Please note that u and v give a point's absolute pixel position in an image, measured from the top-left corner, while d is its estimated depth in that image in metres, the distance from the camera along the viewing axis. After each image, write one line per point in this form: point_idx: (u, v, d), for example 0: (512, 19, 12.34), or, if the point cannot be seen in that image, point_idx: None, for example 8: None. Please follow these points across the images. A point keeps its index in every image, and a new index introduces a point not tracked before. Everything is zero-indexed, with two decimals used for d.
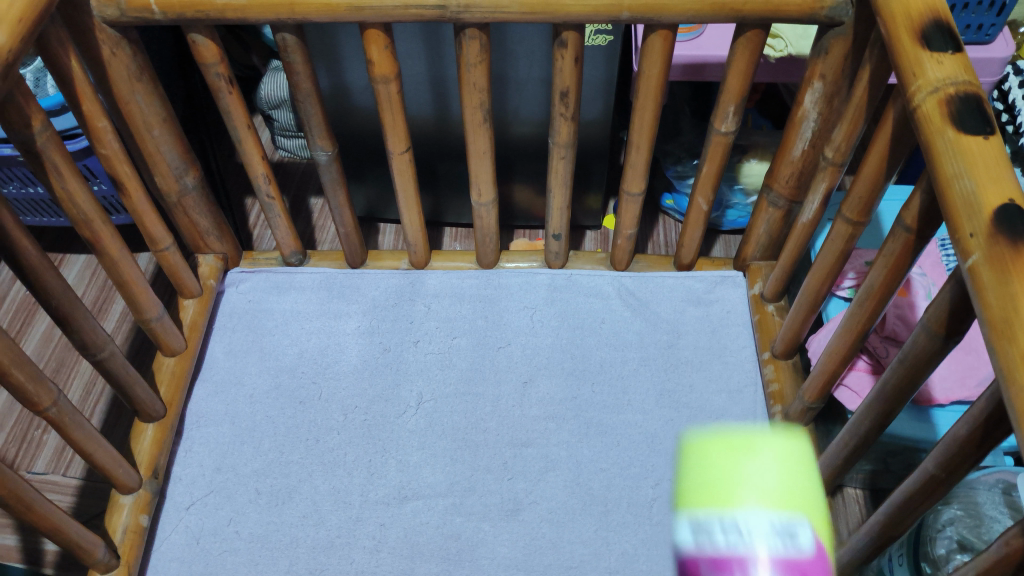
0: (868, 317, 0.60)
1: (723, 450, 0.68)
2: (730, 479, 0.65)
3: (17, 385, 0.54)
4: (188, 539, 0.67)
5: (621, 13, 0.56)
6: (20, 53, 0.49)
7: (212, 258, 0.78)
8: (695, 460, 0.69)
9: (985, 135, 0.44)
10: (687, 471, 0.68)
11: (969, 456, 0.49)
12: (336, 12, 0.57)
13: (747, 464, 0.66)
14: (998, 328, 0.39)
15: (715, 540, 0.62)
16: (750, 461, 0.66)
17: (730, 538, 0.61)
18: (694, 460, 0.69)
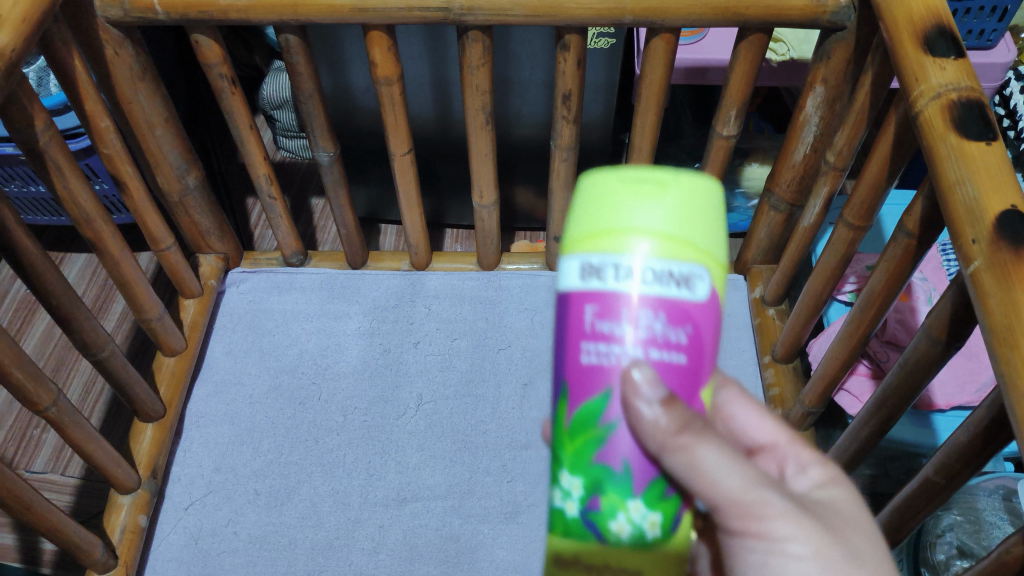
0: (869, 323, 0.60)
1: (624, 189, 0.36)
2: (629, 205, 0.35)
3: (18, 384, 0.54)
4: (186, 540, 0.66)
5: (625, 16, 0.56)
6: (23, 52, 0.49)
7: (213, 258, 0.78)
8: (596, 181, 0.37)
9: (987, 141, 0.44)
10: (577, 205, 0.37)
11: (968, 464, 0.50)
12: (340, 13, 0.56)
13: (663, 203, 0.35)
14: (999, 334, 0.39)
15: (592, 273, 0.35)
16: (674, 197, 0.35)
17: (621, 280, 0.34)
18: (589, 191, 0.37)
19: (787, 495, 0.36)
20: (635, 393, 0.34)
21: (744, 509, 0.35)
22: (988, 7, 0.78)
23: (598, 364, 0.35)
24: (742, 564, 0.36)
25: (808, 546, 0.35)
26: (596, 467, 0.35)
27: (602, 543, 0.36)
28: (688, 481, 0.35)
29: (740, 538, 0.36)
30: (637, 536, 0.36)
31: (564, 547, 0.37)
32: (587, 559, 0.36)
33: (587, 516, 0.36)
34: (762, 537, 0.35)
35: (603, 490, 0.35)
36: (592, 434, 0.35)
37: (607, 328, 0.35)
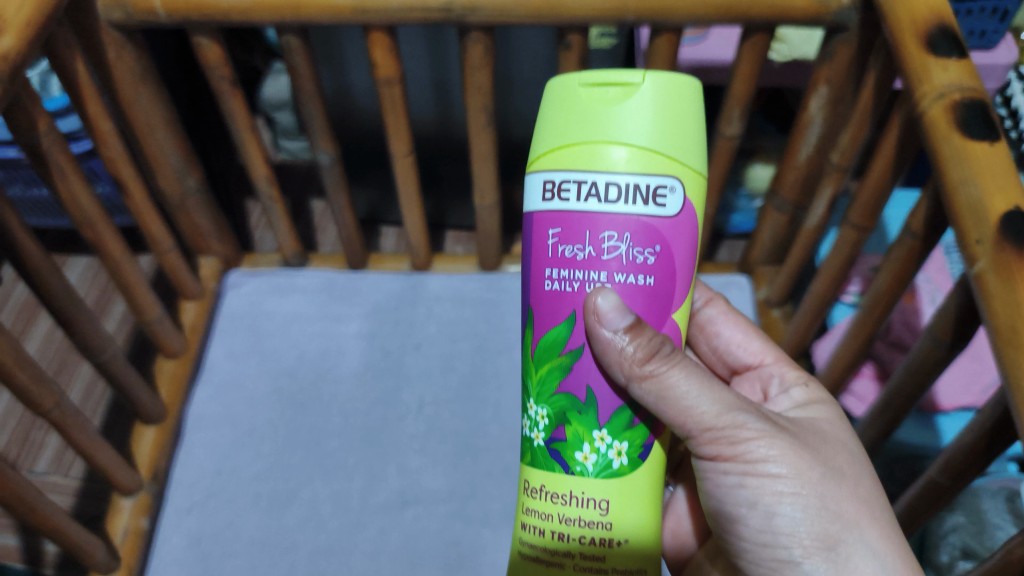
0: (874, 323, 0.61)
1: (592, 109, 0.42)
2: (600, 122, 0.42)
3: (20, 386, 0.53)
4: (188, 542, 0.66)
5: (628, 15, 0.56)
6: (27, 55, 0.48)
7: (213, 261, 0.80)
8: (569, 97, 0.43)
9: (991, 142, 0.44)
10: (552, 123, 0.44)
11: (972, 465, 0.50)
12: (340, 14, 0.56)
13: (624, 117, 0.42)
14: (1005, 336, 0.38)
15: (564, 191, 0.43)
16: (634, 111, 0.42)
17: (588, 197, 0.42)
18: (562, 108, 0.43)
19: (762, 418, 0.44)
20: (598, 320, 0.42)
21: (716, 433, 0.43)
22: (989, 7, 0.78)
23: (564, 285, 0.44)
24: (722, 481, 0.45)
25: (783, 462, 0.43)
26: (562, 398, 0.44)
27: (570, 470, 0.44)
28: (666, 410, 0.42)
29: (717, 460, 0.44)
30: (602, 465, 0.44)
31: (537, 474, 0.45)
32: (555, 485, 0.45)
33: (554, 445, 0.45)
34: (742, 458, 0.43)
35: (567, 420, 0.44)
36: (557, 363, 0.44)
37: (573, 247, 0.43)
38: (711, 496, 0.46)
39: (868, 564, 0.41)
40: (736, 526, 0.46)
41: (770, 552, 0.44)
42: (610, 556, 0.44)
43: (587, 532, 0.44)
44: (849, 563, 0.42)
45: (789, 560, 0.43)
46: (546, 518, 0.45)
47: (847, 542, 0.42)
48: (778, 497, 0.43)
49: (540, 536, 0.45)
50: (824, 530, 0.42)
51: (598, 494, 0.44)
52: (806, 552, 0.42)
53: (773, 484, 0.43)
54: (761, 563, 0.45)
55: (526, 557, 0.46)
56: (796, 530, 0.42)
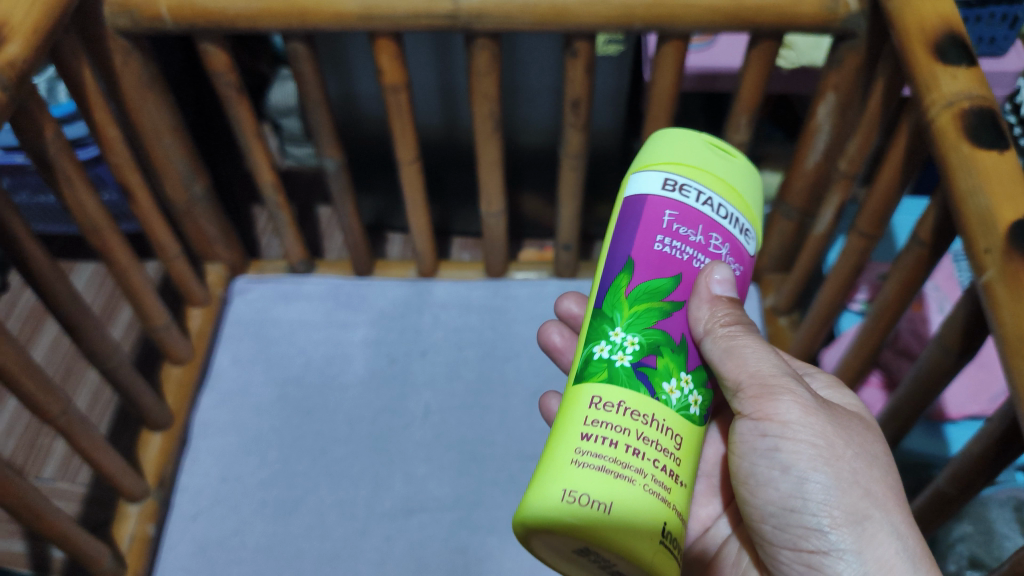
0: (882, 331, 0.61)
1: (712, 150, 0.46)
2: (713, 157, 0.46)
3: (26, 392, 0.53)
4: (194, 549, 0.66)
5: (634, 23, 0.55)
6: (33, 62, 0.48)
7: (219, 267, 0.79)
8: (690, 136, 0.46)
9: (1000, 149, 0.44)
10: (670, 145, 0.46)
11: (980, 475, 0.51)
12: (346, 21, 0.56)
13: (738, 168, 0.46)
14: (1014, 347, 0.38)
15: (683, 191, 0.44)
16: (744, 170, 0.46)
17: (706, 203, 0.44)
18: (682, 140, 0.46)
19: (808, 392, 0.45)
20: (709, 285, 0.44)
21: (764, 392, 0.43)
22: (999, 14, 0.77)
23: (675, 252, 0.44)
24: (758, 445, 0.44)
25: (822, 436, 0.43)
26: (658, 333, 0.43)
27: (654, 396, 0.42)
28: (724, 364, 0.44)
29: (760, 422, 0.44)
30: (682, 403, 0.42)
31: (613, 390, 0.42)
32: (636, 404, 0.41)
33: (641, 368, 0.42)
34: (785, 422, 0.43)
35: (659, 351, 0.43)
36: (656, 306, 0.43)
37: (688, 229, 0.44)
38: (740, 460, 0.46)
39: (893, 545, 0.42)
40: (763, 492, 0.45)
41: (796, 520, 0.43)
42: (674, 492, 0.41)
43: (662, 458, 0.41)
44: (874, 540, 0.42)
45: (815, 529, 0.43)
46: (621, 432, 0.41)
47: (875, 519, 0.42)
48: (815, 464, 0.43)
49: (611, 448, 0.40)
50: (854, 504, 0.42)
51: (675, 428, 0.42)
52: (834, 523, 0.42)
53: (811, 453, 0.43)
54: (783, 532, 0.44)
55: (584, 467, 0.40)
56: (827, 500, 0.42)
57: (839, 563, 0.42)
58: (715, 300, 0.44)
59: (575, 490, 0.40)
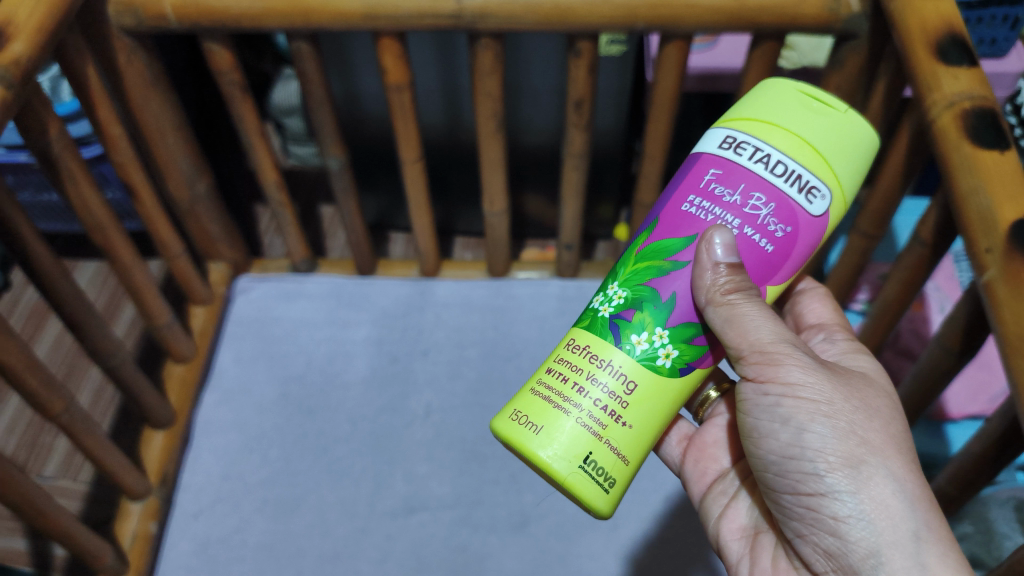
0: (884, 329, 0.62)
1: (798, 105, 0.42)
2: (789, 112, 0.42)
3: (30, 389, 0.54)
4: (195, 547, 0.66)
5: (637, 22, 0.56)
6: (40, 61, 0.49)
7: (221, 266, 0.79)
8: (784, 87, 0.43)
9: (1001, 149, 0.44)
10: (755, 100, 0.44)
11: (981, 475, 0.51)
12: (351, 20, 0.56)
13: (823, 125, 0.42)
14: (1014, 345, 0.38)
15: (738, 147, 0.43)
16: (832, 130, 0.42)
17: (758, 160, 0.42)
18: (772, 91, 0.43)
19: (809, 353, 0.45)
20: (710, 251, 0.42)
21: (767, 354, 0.44)
22: (1000, 16, 0.78)
23: (701, 213, 0.43)
24: (760, 401, 0.45)
25: (821, 390, 0.43)
26: (646, 290, 0.44)
27: (619, 345, 0.43)
28: (728, 332, 0.43)
29: (763, 381, 0.44)
30: (648, 355, 0.43)
31: (586, 336, 0.45)
32: (597, 349, 0.44)
33: (616, 320, 0.44)
34: (787, 378, 0.44)
35: (639, 306, 0.44)
36: (657, 265, 0.44)
37: (725, 188, 0.43)
38: (744, 417, 0.46)
39: (890, 485, 0.41)
40: (764, 443, 0.45)
41: (795, 466, 0.43)
42: (609, 429, 0.43)
43: (605, 399, 0.43)
44: (871, 482, 0.42)
45: (812, 473, 0.43)
46: (575, 371, 0.44)
47: (872, 463, 0.42)
48: (814, 415, 0.43)
49: (560, 382, 0.44)
50: (850, 450, 0.42)
51: (628, 374, 0.43)
52: (830, 467, 0.42)
53: (810, 404, 0.43)
54: (783, 479, 0.44)
55: (536, 394, 0.44)
56: (825, 448, 0.42)
57: (836, 505, 0.42)
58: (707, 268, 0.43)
59: (520, 411, 0.44)
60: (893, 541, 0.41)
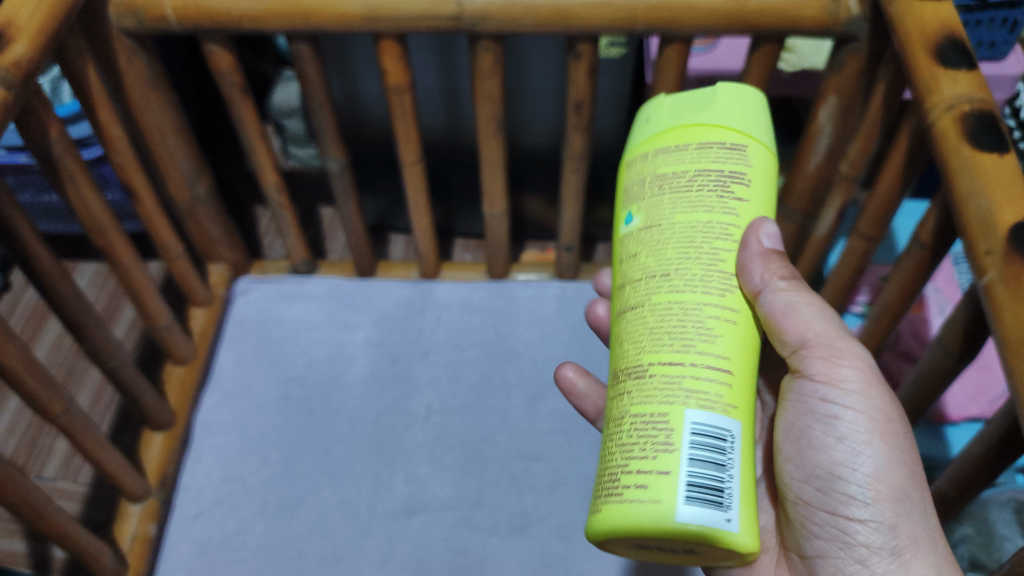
0: (883, 331, 0.62)
1: None
2: None
3: (29, 390, 0.53)
4: (195, 548, 0.66)
5: (637, 24, 0.56)
6: (41, 62, 0.49)
7: (221, 267, 0.79)
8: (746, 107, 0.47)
9: (1000, 152, 0.44)
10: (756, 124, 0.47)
11: (981, 476, 0.51)
12: (351, 22, 0.56)
13: None
14: (1015, 347, 0.38)
15: None
16: None
17: None
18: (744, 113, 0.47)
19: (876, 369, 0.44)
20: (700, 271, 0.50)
21: (832, 357, 0.44)
22: (999, 19, 0.78)
23: None
24: (817, 409, 0.44)
25: (882, 411, 0.43)
26: None
27: None
28: (785, 320, 0.43)
29: (824, 388, 0.44)
30: None
31: None
32: None
33: None
34: (849, 395, 0.43)
35: None
36: None
37: None
38: (793, 419, 0.45)
39: (926, 524, 0.42)
40: (811, 455, 0.44)
41: (839, 486, 0.43)
42: None
43: None
44: (910, 519, 0.42)
45: (855, 497, 0.43)
46: None
47: (916, 499, 0.42)
48: (869, 437, 0.43)
49: None
50: (898, 481, 0.42)
51: None
52: (877, 496, 0.42)
53: (870, 424, 0.43)
54: (825, 494, 0.44)
55: None
56: (875, 474, 0.43)
57: (870, 532, 0.43)
58: (766, 256, 0.43)
59: None
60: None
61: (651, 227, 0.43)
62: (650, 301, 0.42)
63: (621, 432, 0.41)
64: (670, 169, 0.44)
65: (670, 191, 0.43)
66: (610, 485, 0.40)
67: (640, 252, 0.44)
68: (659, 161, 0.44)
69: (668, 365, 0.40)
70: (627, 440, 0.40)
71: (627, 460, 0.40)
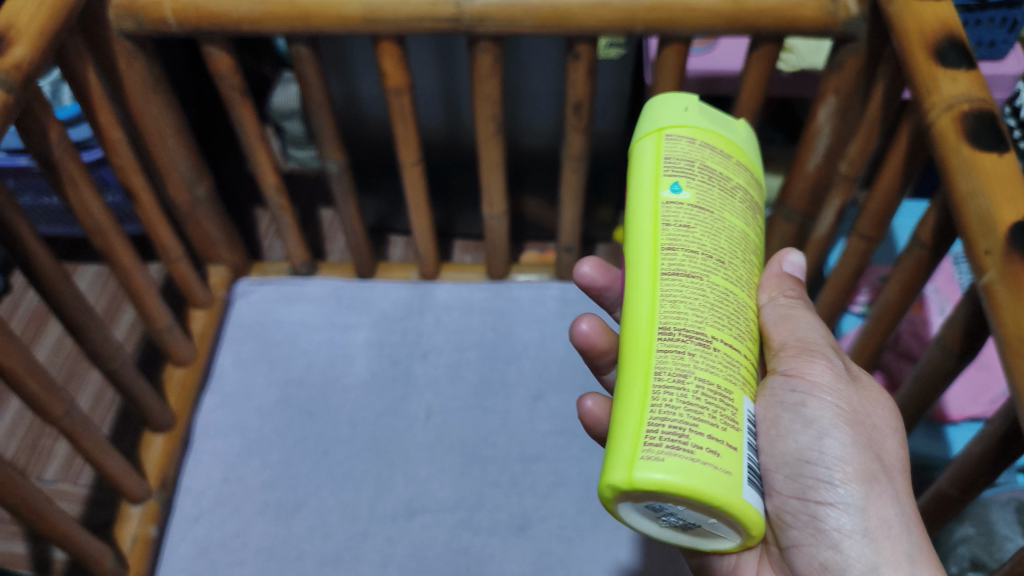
0: (883, 331, 0.62)
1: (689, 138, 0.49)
2: None
3: (30, 392, 0.54)
4: (195, 550, 0.66)
5: (636, 25, 0.56)
6: (41, 65, 0.49)
7: (221, 269, 0.79)
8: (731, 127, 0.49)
9: (999, 152, 0.44)
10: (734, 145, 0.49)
11: (981, 476, 0.51)
12: (351, 24, 0.56)
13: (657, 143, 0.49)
14: (1015, 347, 0.38)
15: None
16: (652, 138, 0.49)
17: None
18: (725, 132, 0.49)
19: (839, 363, 0.45)
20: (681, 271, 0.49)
21: (803, 352, 0.44)
22: (998, 18, 0.78)
23: None
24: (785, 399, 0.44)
25: (848, 399, 0.44)
26: None
27: None
28: (775, 327, 0.45)
29: (793, 377, 0.44)
30: None
31: None
32: None
33: None
34: (817, 381, 0.44)
35: None
36: None
37: None
38: None
39: (897, 508, 0.42)
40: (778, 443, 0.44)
41: (809, 470, 0.42)
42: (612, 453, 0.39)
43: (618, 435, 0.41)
44: (880, 501, 0.42)
45: (825, 481, 0.42)
46: None
47: (884, 482, 0.42)
48: (836, 422, 0.43)
49: None
50: (866, 464, 0.42)
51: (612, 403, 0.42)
52: (846, 478, 0.42)
53: (835, 410, 0.43)
54: (794, 481, 0.42)
55: None
56: (844, 457, 0.42)
57: (841, 516, 0.42)
58: (783, 278, 0.46)
59: None
60: (892, 561, 0.41)
61: (703, 208, 0.42)
62: (710, 279, 0.41)
63: (686, 391, 0.38)
64: (719, 168, 0.44)
65: (719, 187, 0.43)
66: (676, 442, 0.36)
67: (696, 226, 0.41)
68: (704, 153, 0.44)
69: (730, 346, 0.40)
70: (695, 402, 0.37)
71: (696, 421, 0.37)
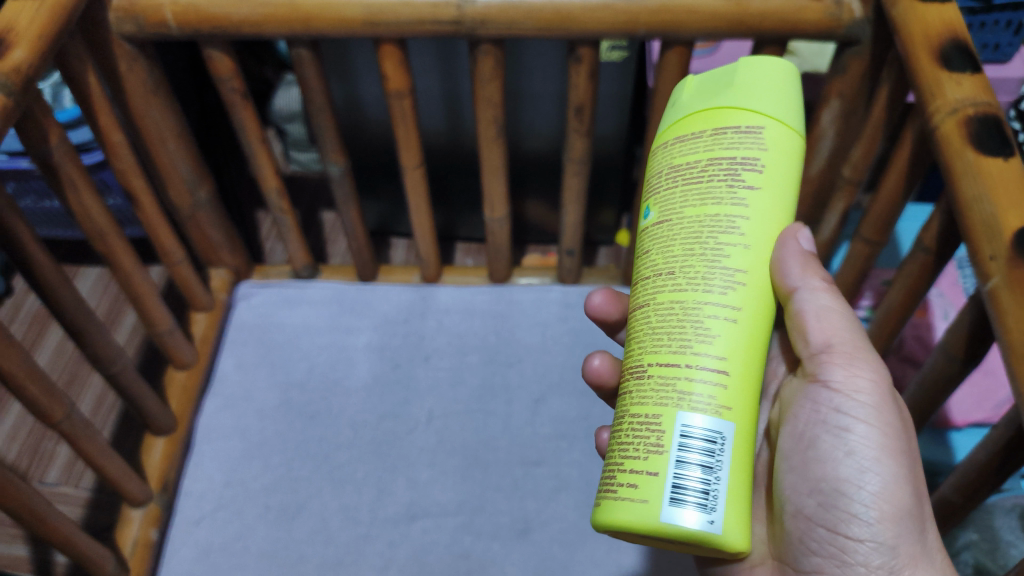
0: (885, 337, 0.61)
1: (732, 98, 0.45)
2: None
3: (30, 397, 0.53)
4: (197, 553, 0.66)
5: (637, 29, 0.55)
6: (40, 68, 0.49)
7: (223, 271, 0.79)
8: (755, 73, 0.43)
9: (1004, 157, 0.43)
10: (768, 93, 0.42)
11: (985, 483, 0.51)
12: (352, 27, 0.56)
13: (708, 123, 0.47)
14: (1018, 355, 0.38)
15: None
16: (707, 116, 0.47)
17: None
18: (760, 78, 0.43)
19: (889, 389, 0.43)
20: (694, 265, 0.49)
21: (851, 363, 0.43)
22: (1002, 21, 0.77)
23: None
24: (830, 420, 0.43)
25: (892, 430, 0.43)
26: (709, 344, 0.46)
27: None
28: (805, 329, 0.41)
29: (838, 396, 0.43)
30: None
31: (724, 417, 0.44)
32: None
33: None
34: (859, 406, 0.43)
35: None
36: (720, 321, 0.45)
37: None
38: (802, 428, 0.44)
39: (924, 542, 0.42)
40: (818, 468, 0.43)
41: (842, 503, 0.42)
42: None
43: None
44: (909, 537, 0.42)
45: (856, 516, 0.42)
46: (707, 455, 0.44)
47: (915, 517, 0.42)
48: (879, 455, 0.42)
49: None
50: (902, 502, 0.42)
51: None
52: (879, 517, 0.41)
53: (878, 441, 0.42)
54: (825, 510, 0.43)
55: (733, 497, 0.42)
56: (881, 491, 0.41)
57: (869, 552, 0.42)
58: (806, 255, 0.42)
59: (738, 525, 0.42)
60: None
61: (665, 221, 0.42)
62: (654, 300, 0.41)
63: (622, 429, 0.41)
64: (684, 157, 0.42)
65: (683, 182, 0.42)
66: (608, 483, 0.40)
67: (651, 248, 0.42)
68: (674, 154, 0.43)
69: (664, 365, 0.39)
70: (624, 438, 0.40)
71: (623, 459, 0.40)
